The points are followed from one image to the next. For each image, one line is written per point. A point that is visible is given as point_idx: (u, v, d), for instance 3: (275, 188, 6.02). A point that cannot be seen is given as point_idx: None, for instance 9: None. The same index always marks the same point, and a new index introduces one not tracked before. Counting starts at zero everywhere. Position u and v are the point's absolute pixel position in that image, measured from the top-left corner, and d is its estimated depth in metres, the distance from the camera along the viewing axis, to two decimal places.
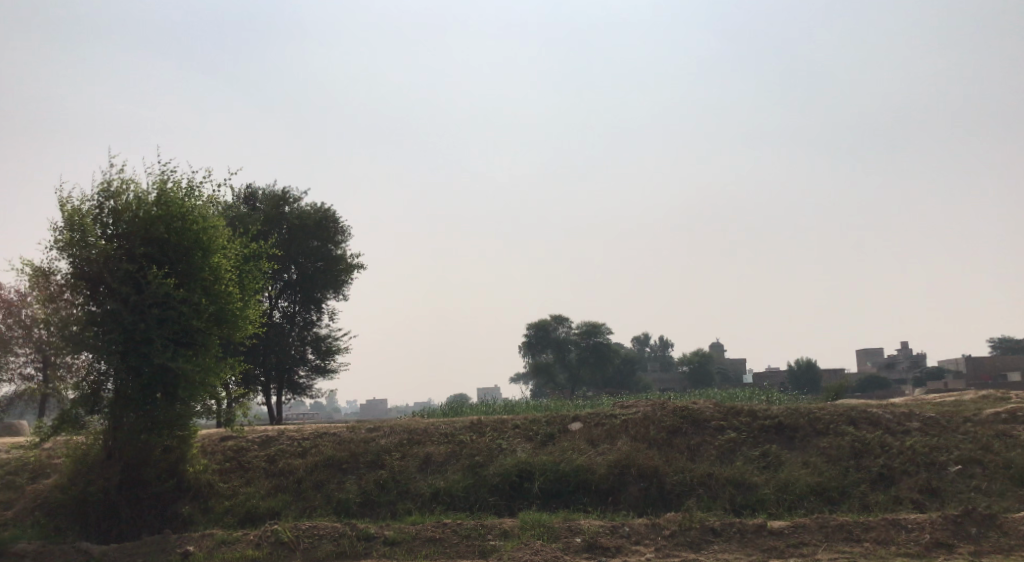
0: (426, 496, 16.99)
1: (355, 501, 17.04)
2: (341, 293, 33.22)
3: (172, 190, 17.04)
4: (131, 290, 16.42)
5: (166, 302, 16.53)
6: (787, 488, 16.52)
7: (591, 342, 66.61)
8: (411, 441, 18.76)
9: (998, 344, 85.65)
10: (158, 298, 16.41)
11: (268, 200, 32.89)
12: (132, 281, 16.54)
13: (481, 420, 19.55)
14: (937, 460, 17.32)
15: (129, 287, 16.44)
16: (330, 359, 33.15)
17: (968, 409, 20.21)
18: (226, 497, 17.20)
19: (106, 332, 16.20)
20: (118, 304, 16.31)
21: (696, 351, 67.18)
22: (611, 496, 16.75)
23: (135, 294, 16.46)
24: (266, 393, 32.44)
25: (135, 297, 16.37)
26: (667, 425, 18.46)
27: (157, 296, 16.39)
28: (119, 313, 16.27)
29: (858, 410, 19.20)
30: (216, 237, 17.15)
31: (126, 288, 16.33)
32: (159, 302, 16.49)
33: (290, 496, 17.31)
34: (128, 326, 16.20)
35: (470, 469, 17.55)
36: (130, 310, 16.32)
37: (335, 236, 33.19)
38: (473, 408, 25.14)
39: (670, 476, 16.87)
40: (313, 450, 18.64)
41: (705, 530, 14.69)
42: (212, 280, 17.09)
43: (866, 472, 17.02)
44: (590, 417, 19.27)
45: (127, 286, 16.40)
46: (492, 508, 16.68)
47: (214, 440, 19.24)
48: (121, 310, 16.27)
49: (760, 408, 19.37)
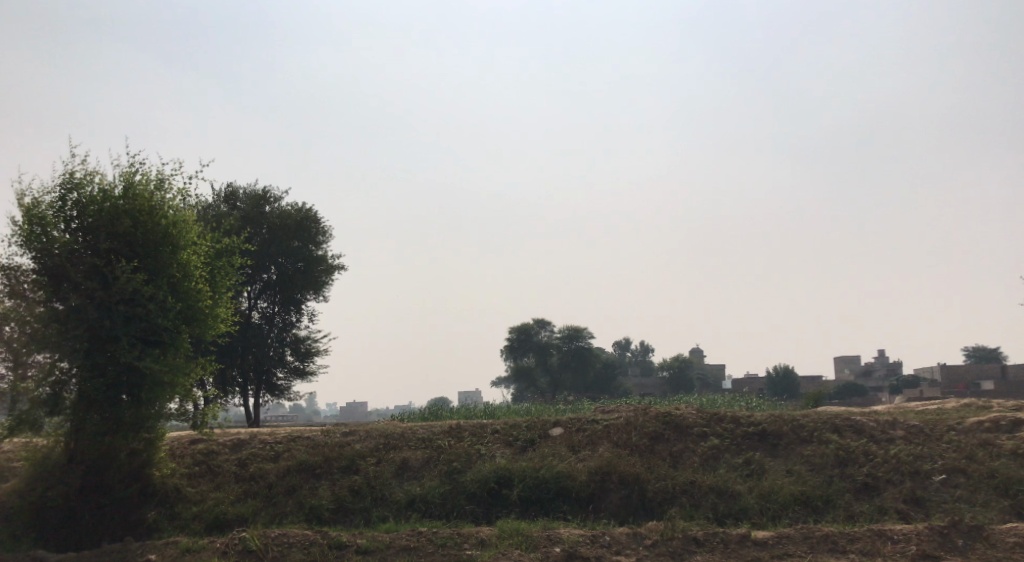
0: (401, 503, 16.51)
1: (328, 508, 16.53)
2: (321, 294, 32.63)
3: (139, 182, 16.53)
4: (96, 286, 15.89)
5: (133, 299, 16.02)
6: (770, 496, 16.19)
7: (573, 347, 66.31)
8: (388, 445, 18.26)
9: (974, 353, 86.16)
10: (125, 294, 15.91)
11: (248, 199, 32.30)
12: (97, 276, 16.01)
13: (460, 425, 19.09)
14: (922, 469, 17.04)
15: (93, 282, 15.92)
16: (309, 360, 32.56)
17: (951, 418, 19.97)
18: (193, 502, 16.70)
19: (70, 329, 15.63)
20: (82, 300, 15.77)
21: (676, 357, 67.09)
22: (591, 504, 16.35)
23: (101, 290, 15.93)
24: (243, 395, 31.78)
25: (101, 293, 15.83)
26: (649, 431, 18.09)
27: (123, 292, 15.88)
28: (83, 309, 15.72)
29: (842, 417, 18.91)
30: (185, 233, 16.70)
31: (91, 283, 15.81)
32: (126, 299, 15.98)
33: (261, 502, 16.80)
34: (94, 324, 15.67)
35: (447, 475, 17.09)
36: (95, 307, 15.79)
37: (316, 236, 32.59)
38: (453, 412, 24.65)
39: (652, 483, 16.49)
40: (286, 454, 18.12)
41: (687, 540, 14.30)
42: (180, 277, 16.61)
43: (850, 481, 16.71)
44: (571, 422, 18.87)
45: (92, 281, 15.88)
46: (469, 515, 16.24)
47: (183, 443, 18.67)
48: (86, 306, 15.73)
49: (744, 414, 19.04)
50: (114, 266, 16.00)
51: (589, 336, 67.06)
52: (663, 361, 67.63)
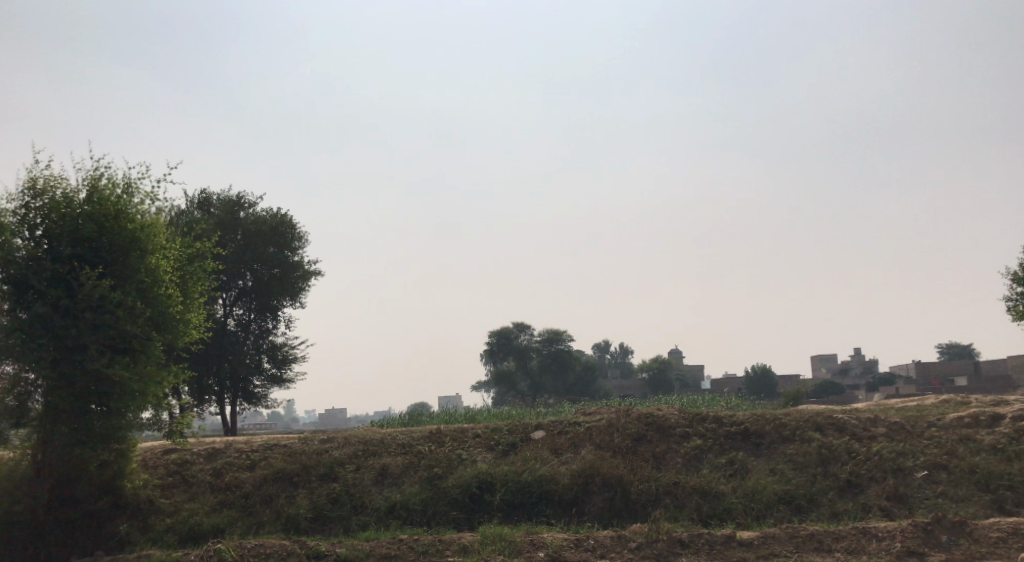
0: (382, 510, 16.21)
1: (306, 517, 16.20)
2: (297, 300, 32.23)
3: (105, 186, 16.16)
4: (61, 293, 15.49)
5: (100, 306, 15.66)
6: (754, 496, 16.05)
7: (553, 350, 66.29)
8: (367, 452, 17.96)
9: (947, 350, 86.95)
10: (92, 301, 15.54)
11: (222, 204, 31.85)
12: (62, 283, 15.62)
13: (441, 429, 18.82)
14: (904, 466, 16.96)
15: (58, 289, 15.53)
16: (287, 367, 32.14)
17: (931, 414, 19.93)
18: (168, 514, 16.33)
19: (35, 339, 15.21)
20: (47, 308, 15.33)
21: (655, 358, 67.17)
22: (574, 507, 16.13)
23: (67, 297, 15.55)
24: (220, 403, 31.31)
25: (66, 301, 15.44)
26: (631, 432, 17.90)
27: (89, 299, 15.51)
28: (48, 317, 15.30)
29: (824, 415, 18.83)
30: (154, 238, 16.38)
31: (55, 291, 15.42)
32: (93, 306, 15.62)
33: (237, 512, 16.45)
34: (60, 332, 15.28)
35: (428, 480, 16.81)
36: (61, 315, 15.41)
37: (292, 242, 32.18)
38: (434, 417, 24.37)
39: (635, 485, 16.30)
40: (262, 463, 17.77)
41: (672, 542, 14.10)
42: (150, 283, 16.29)
43: (834, 479, 16.61)
44: (553, 425, 18.65)
45: (57, 289, 15.50)
46: (451, 522, 15.97)
47: (156, 453, 18.26)
48: (51, 314, 15.31)
49: (725, 414, 18.90)
50: (79, 273, 15.61)
51: (568, 339, 67.04)
52: (642, 362, 67.64)
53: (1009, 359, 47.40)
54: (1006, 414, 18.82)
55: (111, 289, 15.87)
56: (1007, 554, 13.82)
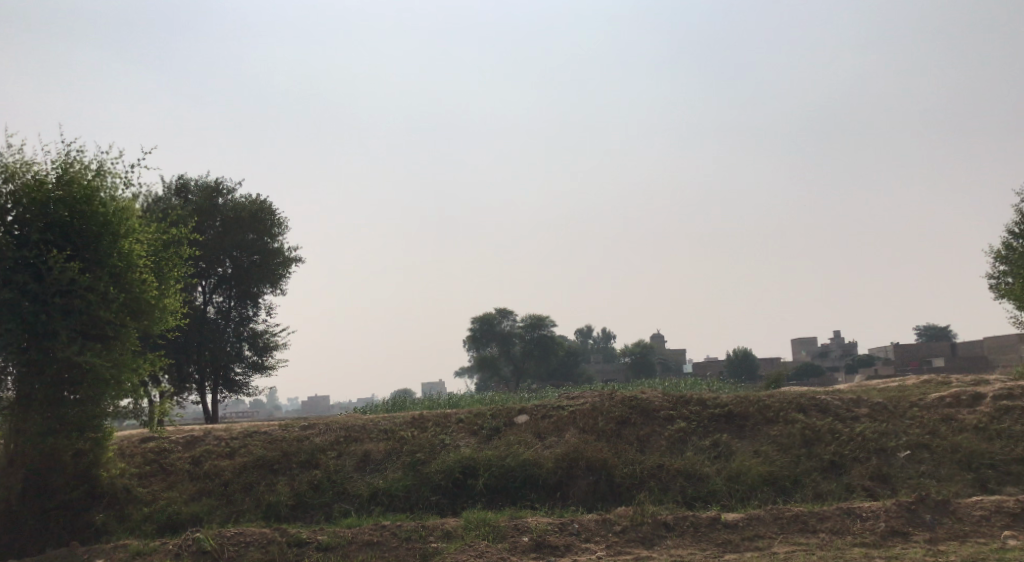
0: (364, 497, 16.05)
1: (286, 504, 15.99)
2: (278, 287, 31.88)
3: (76, 169, 15.81)
4: (30, 278, 15.16)
5: (71, 291, 15.39)
6: (738, 478, 16.00)
7: (535, 336, 66.52)
8: (349, 438, 17.76)
9: (924, 332, 87.68)
10: (62, 286, 15.28)
11: (201, 191, 31.38)
12: (31, 268, 15.30)
13: (424, 415, 18.65)
14: (887, 446, 16.96)
15: (26, 275, 15.20)
16: (268, 355, 31.85)
17: (913, 394, 19.95)
18: (146, 503, 16.09)
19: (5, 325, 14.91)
20: (16, 293, 15.04)
21: (637, 342, 67.32)
22: (558, 491, 16.02)
23: (36, 282, 15.26)
24: (201, 391, 30.99)
25: (35, 286, 15.13)
26: (615, 416, 17.80)
27: (58, 283, 15.25)
28: (17, 302, 15.01)
29: (807, 396, 18.79)
30: (127, 222, 16.06)
31: (24, 276, 15.11)
32: (63, 291, 15.36)
33: (217, 500, 16.23)
34: (28, 318, 15.02)
35: (411, 466, 16.65)
36: (30, 300, 15.14)
37: (272, 228, 31.76)
38: (417, 403, 24.21)
39: (620, 469, 16.20)
40: (242, 450, 17.53)
41: (657, 524, 14.02)
42: (124, 268, 15.96)
43: (818, 460, 16.58)
44: (537, 409, 18.51)
45: (26, 274, 15.19)
46: (434, 507, 15.82)
47: (134, 442, 17.98)
48: (19, 300, 15.00)
49: (709, 396, 18.84)
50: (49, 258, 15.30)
51: (551, 324, 67.01)
52: (625, 346, 67.75)
53: (985, 341, 47.78)
54: (988, 393, 18.85)
55: (82, 274, 15.59)
56: (990, 533, 13.83)
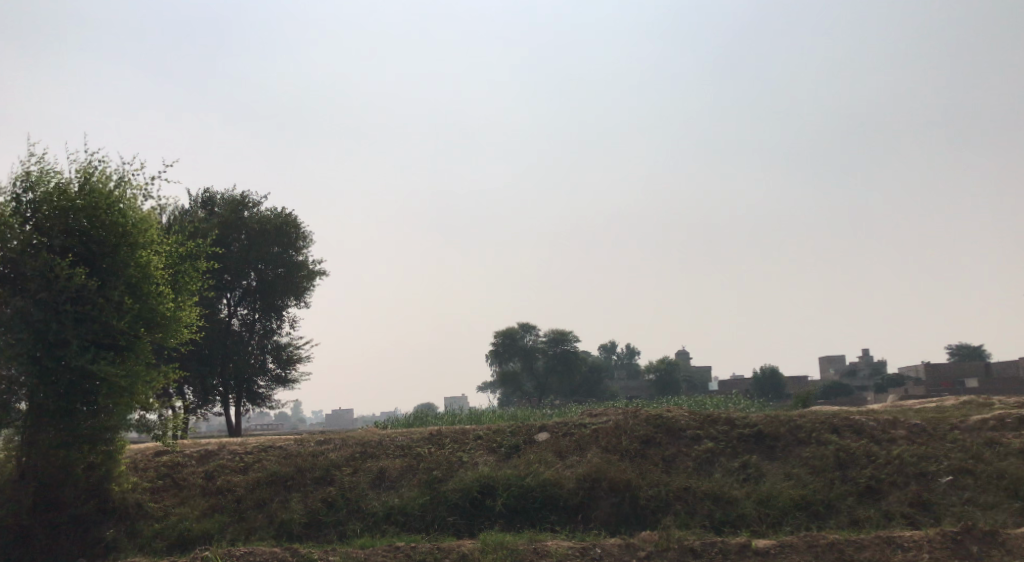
0: (378, 516, 15.52)
1: (299, 522, 15.51)
2: (302, 300, 31.56)
3: (98, 178, 15.53)
4: (42, 286, 14.83)
5: (85, 301, 15.09)
6: (769, 502, 15.31)
7: (559, 351, 65.59)
8: (364, 454, 17.25)
9: (957, 351, 85.86)
10: (76, 295, 14.97)
11: (226, 203, 31.18)
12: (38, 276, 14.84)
13: (442, 431, 18.12)
14: (927, 471, 16.19)
15: (40, 282, 14.85)
16: (291, 368, 31.47)
17: (954, 416, 19.11)
18: (156, 519, 15.65)
19: (19, 334, 14.60)
20: (26, 302, 14.70)
21: (662, 359, 66.43)
22: (580, 514, 15.41)
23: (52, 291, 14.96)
24: (225, 404, 30.67)
25: (47, 295, 14.79)
26: (639, 435, 17.17)
27: (72, 292, 14.93)
28: (29, 311, 14.64)
29: (841, 416, 18.03)
30: (146, 233, 15.74)
31: (41, 283, 14.82)
32: (76, 300, 15.05)
33: (229, 517, 15.78)
34: (40, 326, 14.67)
35: (427, 484, 16.11)
36: (42, 309, 14.78)
37: (296, 241, 31.47)
38: (439, 418, 23.67)
39: (644, 490, 15.57)
40: (256, 465, 17.09)
41: (684, 551, 13.37)
42: (140, 278, 15.59)
43: (853, 484, 15.84)
44: (558, 427, 17.92)
45: (43, 281, 14.89)
46: (450, 528, 15.26)
47: (147, 455, 17.60)
48: (31, 308, 14.66)
49: (738, 416, 18.13)
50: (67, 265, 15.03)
51: (575, 339, 66.21)
52: (650, 363, 66.82)
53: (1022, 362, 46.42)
54: None
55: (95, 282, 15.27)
56: None
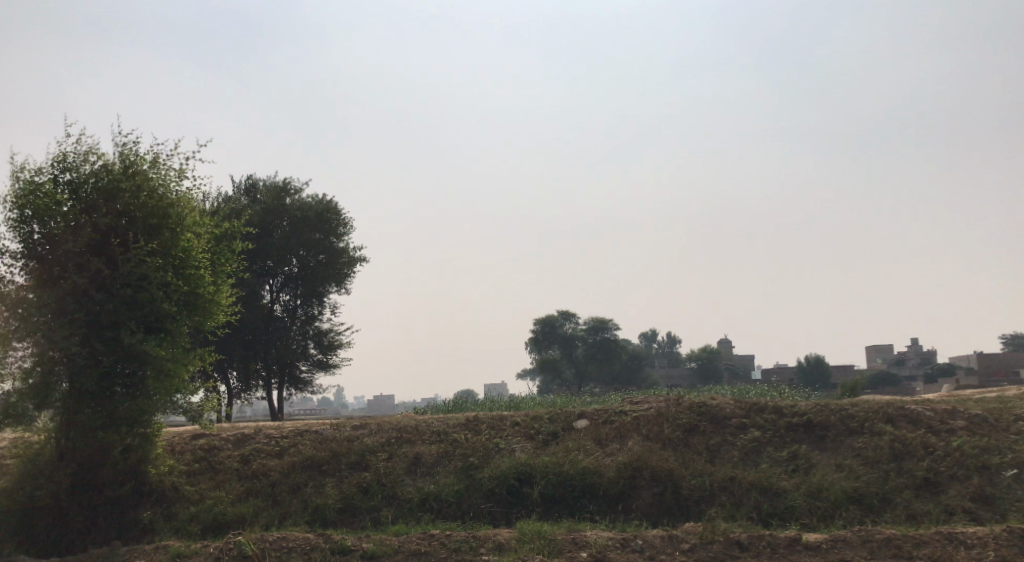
0: (414, 502, 15.17)
1: (334, 508, 15.21)
2: (344, 286, 31.35)
3: (137, 158, 15.26)
4: (99, 267, 14.63)
5: (140, 286, 14.84)
6: (820, 494, 14.66)
7: (597, 338, 65.49)
8: (400, 439, 16.91)
9: (1010, 340, 83.42)
10: (132, 281, 14.74)
11: (268, 191, 31.01)
12: (104, 256, 14.88)
13: (478, 416, 17.72)
14: (990, 464, 15.39)
15: (101, 262, 14.72)
16: (333, 353, 31.33)
17: (1017, 406, 18.23)
18: (192, 502, 15.45)
19: (70, 313, 14.39)
20: (87, 281, 14.48)
21: (704, 347, 65.41)
22: (621, 503, 14.89)
23: (108, 270, 14.77)
24: (267, 389, 30.63)
25: (104, 275, 14.61)
26: (682, 423, 16.59)
27: (130, 276, 14.72)
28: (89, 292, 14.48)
29: (895, 406, 17.27)
30: (186, 214, 15.49)
31: (97, 263, 14.61)
32: (133, 285, 14.82)
33: (264, 502, 15.54)
34: (95, 309, 14.51)
35: (463, 471, 15.71)
36: (98, 291, 14.62)
37: (337, 228, 31.26)
38: (477, 404, 23.30)
39: (687, 480, 15.01)
40: (291, 450, 16.83)
41: (730, 544, 12.79)
42: (182, 261, 15.38)
43: (909, 477, 15.12)
44: (597, 414, 17.39)
45: (99, 261, 14.71)
46: (487, 516, 14.85)
47: (183, 438, 17.43)
48: (89, 288, 14.49)
49: (786, 404, 17.45)
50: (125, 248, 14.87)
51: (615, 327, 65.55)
52: (692, 352, 65.86)
53: None
54: None
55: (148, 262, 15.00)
56: None
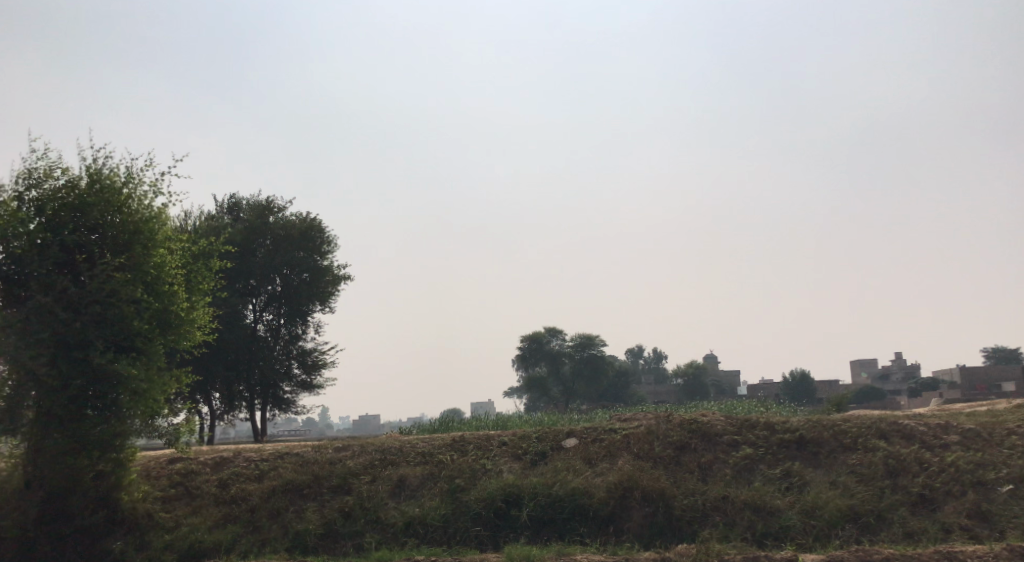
0: (399, 527, 14.70)
1: (315, 534, 14.72)
2: (328, 305, 30.88)
3: (108, 173, 14.84)
4: (68, 284, 14.19)
5: (109, 300, 14.34)
6: (815, 513, 14.30)
7: (585, 355, 64.44)
8: (384, 461, 16.45)
9: (992, 354, 83.68)
10: (101, 294, 14.25)
11: (252, 209, 30.56)
12: (69, 272, 14.48)
13: (465, 436, 17.29)
14: (985, 479, 15.10)
15: (68, 280, 14.27)
16: (317, 374, 30.80)
17: (1009, 420, 17.97)
18: (167, 530, 14.95)
19: (34, 334, 13.83)
20: (52, 299, 14.01)
21: (690, 363, 65.14)
22: (611, 525, 14.48)
23: (76, 288, 14.31)
24: (250, 410, 30.10)
25: (72, 292, 14.15)
26: (673, 441, 16.23)
27: (99, 290, 14.23)
28: (52, 309, 13.94)
29: (888, 421, 16.97)
30: (159, 231, 15.08)
31: (63, 281, 14.14)
32: (102, 299, 14.31)
33: (243, 528, 15.03)
34: (61, 325, 13.95)
35: (449, 494, 15.26)
36: (65, 308, 14.10)
37: (321, 247, 30.81)
38: (465, 423, 22.86)
39: (679, 500, 14.62)
40: (271, 473, 16.33)
41: None
42: (154, 277, 14.92)
43: (905, 494, 14.80)
44: (586, 432, 17.00)
45: (65, 279, 14.21)
46: (474, 540, 14.41)
47: (160, 462, 16.89)
48: (54, 306, 13.98)
49: (778, 420, 17.12)
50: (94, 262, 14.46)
51: (602, 343, 64.95)
52: (678, 368, 65.57)
53: None
54: None
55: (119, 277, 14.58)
56: None
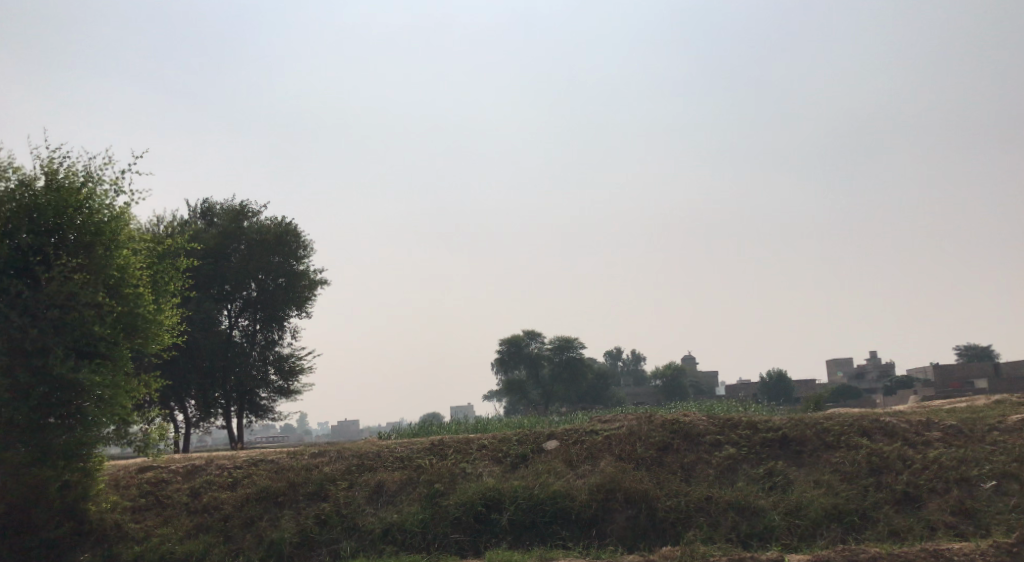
0: (376, 533, 14.36)
1: (291, 542, 14.33)
2: (305, 310, 30.44)
3: (67, 172, 14.39)
4: (23, 288, 13.72)
5: (67, 304, 13.90)
6: (799, 512, 14.12)
7: (564, 359, 64.07)
8: (361, 466, 16.10)
9: (966, 352, 84.43)
10: (59, 298, 13.78)
11: (226, 213, 30.05)
12: (23, 274, 13.98)
13: (443, 440, 16.97)
14: (969, 476, 14.99)
15: (22, 285, 13.77)
16: (294, 379, 30.35)
17: (990, 416, 17.90)
18: (137, 541, 14.50)
19: None
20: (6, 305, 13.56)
21: (669, 365, 65.07)
22: (594, 528, 14.22)
23: (31, 292, 13.84)
24: (226, 417, 29.60)
25: (27, 297, 13.68)
26: (655, 441, 16.00)
27: (55, 295, 13.76)
28: (7, 316, 13.47)
29: (870, 418, 16.85)
30: (122, 231, 14.68)
31: (18, 285, 13.66)
32: (60, 303, 13.87)
33: (215, 537, 14.62)
34: (15, 332, 13.45)
35: (428, 499, 14.94)
36: (20, 313, 13.64)
37: (297, 251, 30.35)
38: (445, 427, 22.52)
39: (662, 502, 14.39)
40: (245, 481, 15.92)
41: None
42: (119, 279, 14.54)
43: (889, 491, 14.66)
44: (567, 434, 16.74)
45: (19, 283, 13.74)
46: (454, 546, 14.09)
47: (129, 471, 16.42)
48: (9, 312, 13.53)
49: (760, 419, 16.94)
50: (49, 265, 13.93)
51: (580, 346, 64.79)
52: (657, 369, 65.47)
53: None
54: None
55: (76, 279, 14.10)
56: None
